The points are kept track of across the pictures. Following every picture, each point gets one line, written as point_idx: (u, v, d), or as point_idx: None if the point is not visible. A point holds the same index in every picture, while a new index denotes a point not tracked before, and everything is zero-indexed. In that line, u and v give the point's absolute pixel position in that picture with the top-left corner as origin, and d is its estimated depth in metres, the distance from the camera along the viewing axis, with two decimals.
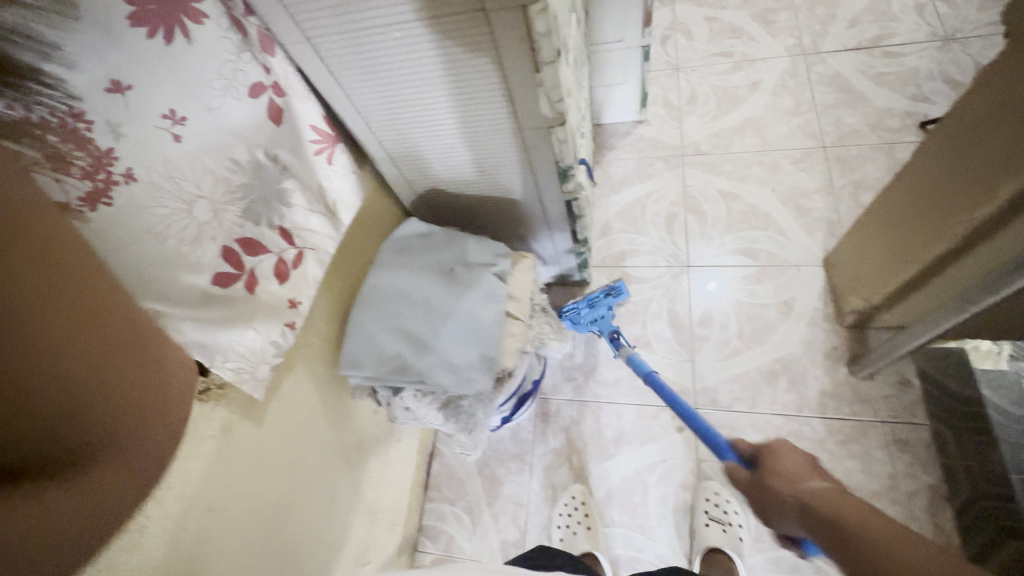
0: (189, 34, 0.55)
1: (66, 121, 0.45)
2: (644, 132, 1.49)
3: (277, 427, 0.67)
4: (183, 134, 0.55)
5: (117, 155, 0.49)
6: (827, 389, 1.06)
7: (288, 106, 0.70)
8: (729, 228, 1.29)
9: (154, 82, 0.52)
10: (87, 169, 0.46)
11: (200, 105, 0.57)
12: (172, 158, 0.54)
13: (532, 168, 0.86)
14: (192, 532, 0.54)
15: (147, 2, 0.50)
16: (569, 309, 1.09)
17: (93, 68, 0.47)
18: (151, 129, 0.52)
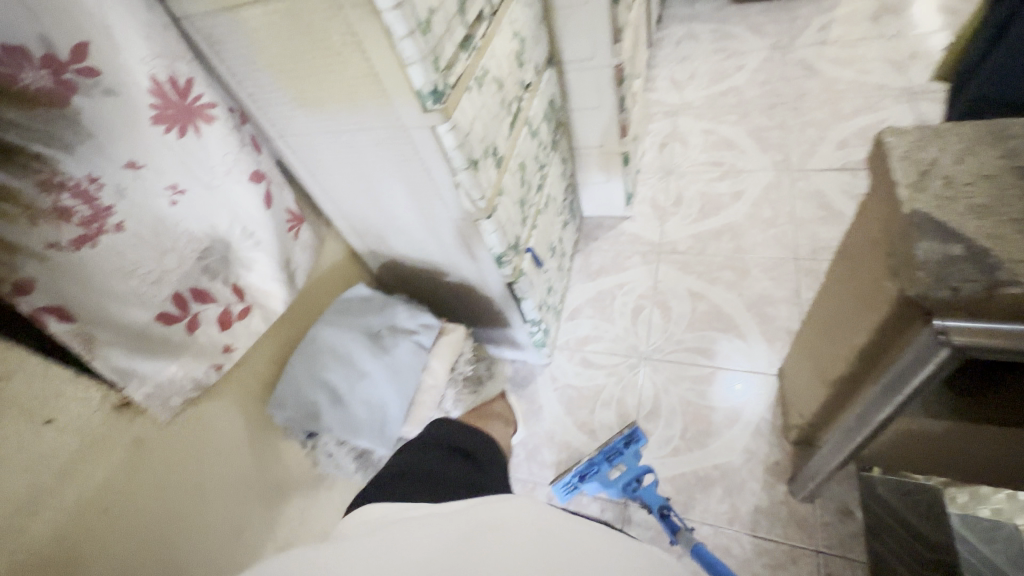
0: (200, 131, 0.72)
1: (81, 184, 0.59)
2: (628, 227, 1.59)
3: (192, 450, 0.78)
4: (179, 201, 0.71)
5: (115, 211, 0.63)
6: (762, 506, 1.03)
7: (274, 190, 0.86)
8: (691, 326, 1.32)
9: (163, 164, 0.68)
10: (85, 220, 0.60)
11: (199, 184, 0.73)
12: (161, 218, 0.68)
13: (466, 252, 0.97)
14: (86, 527, 0.63)
15: (169, 108, 0.67)
16: (588, 467, 1.05)
17: (116, 152, 0.62)
18: (152, 197, 0.67)
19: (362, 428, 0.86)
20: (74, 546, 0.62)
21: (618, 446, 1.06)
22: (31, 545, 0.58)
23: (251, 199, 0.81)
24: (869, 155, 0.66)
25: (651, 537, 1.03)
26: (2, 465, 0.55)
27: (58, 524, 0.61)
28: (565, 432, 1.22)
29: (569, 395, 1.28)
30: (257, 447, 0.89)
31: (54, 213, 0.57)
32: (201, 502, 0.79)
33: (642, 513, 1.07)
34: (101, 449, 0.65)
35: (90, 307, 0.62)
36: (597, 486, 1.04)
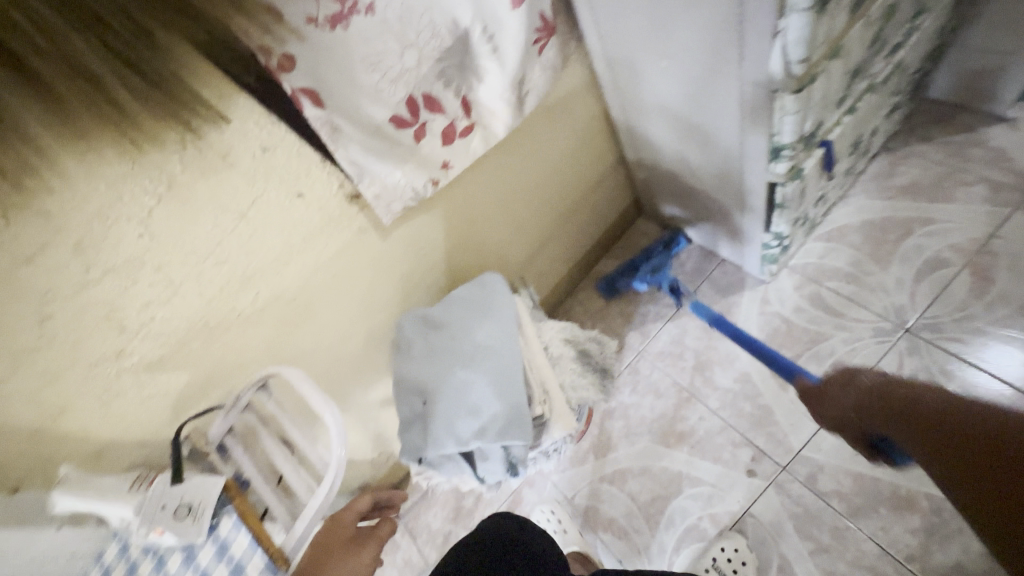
0: None
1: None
2: (993, 137, 1.03)
3: (398, 249, 0.84)
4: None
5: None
6: (967, 568, 0.81)
7: None
8: (1009, 318, 0.91)
9: None
10: None
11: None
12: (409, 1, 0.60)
13: (736, 128, 0.72)
14: (317, 284, 0.77)
15: None
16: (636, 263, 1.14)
17: None
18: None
19: (440, 401, 0.80)
20: (307, 296, 0.76)
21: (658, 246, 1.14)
22: (282, 284, 0.72)
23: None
24: None
25: (797, 514, 0.92)
26: (264, 218, 0.66)
27: (300, 276, 0.74)
28: (751, 365, 1.05)
29: (776, 327, 1.06)
30: (453, 263, 0.94)
31: None
32: (397, 293, 0.89)
33: (799, 487, 0.93)
34: (333, 229, 0.74)
35: (339, 96, 0.61)
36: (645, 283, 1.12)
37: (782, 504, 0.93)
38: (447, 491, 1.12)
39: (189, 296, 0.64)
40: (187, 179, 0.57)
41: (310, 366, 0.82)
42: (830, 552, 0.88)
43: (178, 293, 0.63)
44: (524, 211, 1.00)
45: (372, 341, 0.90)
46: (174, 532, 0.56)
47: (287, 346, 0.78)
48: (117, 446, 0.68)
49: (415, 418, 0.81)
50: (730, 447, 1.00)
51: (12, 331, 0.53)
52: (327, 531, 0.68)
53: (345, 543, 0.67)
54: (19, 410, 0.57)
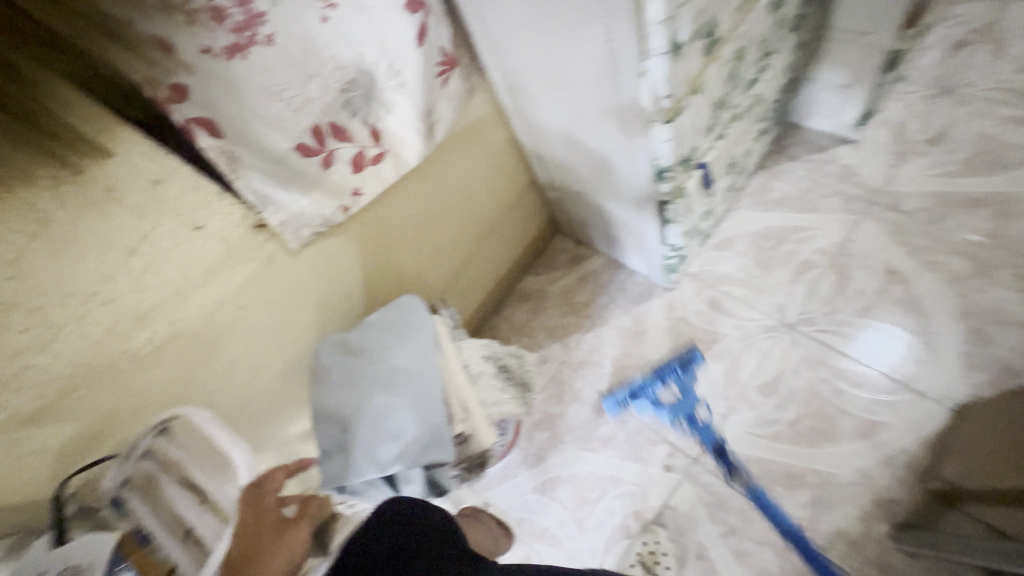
0: None
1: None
2: (843, 157, 1.21)
3: (310, 277, 0.83)
4: (330, 18, 0.62)
5: (267, 19, 0.57)
6: (848, 533, 0.91)
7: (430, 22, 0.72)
8: (866, 310, 1.05)
9: None
10: (237, 25, 0.55)
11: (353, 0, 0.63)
12: (310, 34, 0.61)
13: (625, 152, 0.79)
14: (223, 317, 0.74)
15: None
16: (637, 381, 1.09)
17: None
18: (303, 9, 0.59)
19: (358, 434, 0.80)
20: (211, 331, 0.73)
21: (673, 366, 1.09)
22: (182, 320, 0.69)
23: (403, 32, 0.69)
24: None
25: (709, 502, 1.00)
26: (158, 252, 0.63)
27: (203, 310, 0.71)
28: (662, 367, 1.13)
29: (681, 330, 1.15)
30: (370, 287, 0.95)
31: (208, 13, 0.52)
32: (312, 322, 0.88)
33: (709, 475, 1.01)
34: (238, 260, 0.71)
35: (237, 125, 0.60)
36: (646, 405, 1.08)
37: (695, 494, 1.01)
38: None
39: (71, 341, 0.59)
40: (67, 218, 0.53)
41: (217, 405, 0.79)
42: (738, 534, 0.96)
43: (58, 338, 0.58)
44: (442, 234, 1.02)
45: (287, 371, 0.87)
46: None
47: (190, 385, 0.74)
48: None
49: (336, 447, 0.81)
50: (648, 445, 1.08)
51: None
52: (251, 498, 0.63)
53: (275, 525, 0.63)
54: None
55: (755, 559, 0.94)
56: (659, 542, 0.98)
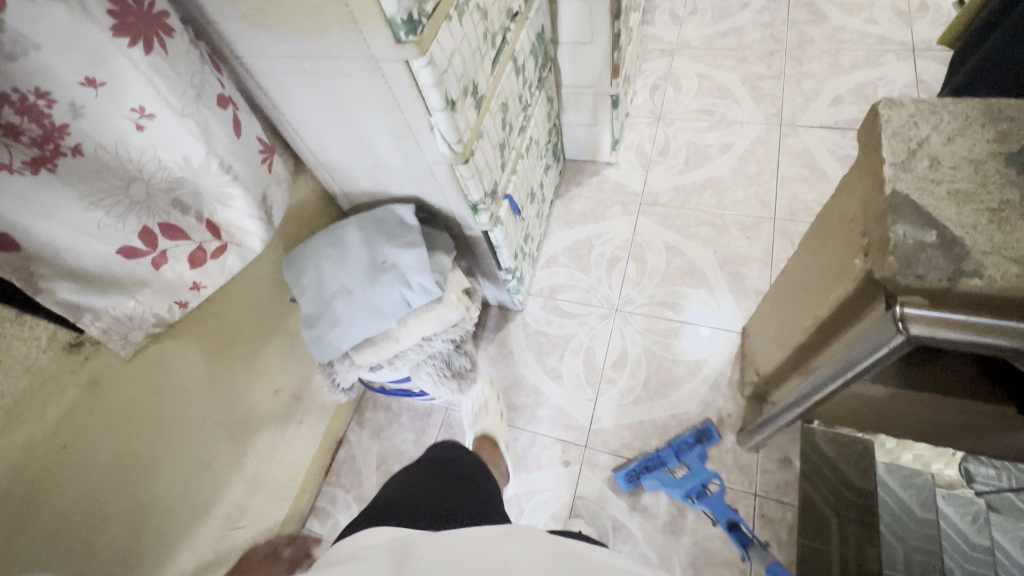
0: (166, 47, 0.64)
1: (27, 98, 0.53)
2: (612, 176, 1.55)
3: (149, 389, 0.76)
4: (146, 126, 0.64)
5: (70, 131, 0.57)
6: (710, 453, 1.10)
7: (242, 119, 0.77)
8: (664, 281, 1.34)
9: (128, 83, 0.60)
10: (36, 139, 0.55)
11: (170, 110, 0.65)
12: (121, 142, 0.62)
13: (444, 198, 0.93)
14: (38, 464, 0.63)
15: (129, 15, 0.59)
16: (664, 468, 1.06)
17: (68, 66, 0.55)
18: (113, 119, 0.60)
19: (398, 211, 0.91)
20: (27, 481, 0.62)
21: (687, 440, 1.09)
22: None
23: (223, 129, 0.73)
24: (864, 122, 0.64)
25: (607, 478, 1.11)
26: None
27: (11, 462, 0.60)
28: (534, 377, 1.26)
29: (540, 340, 1.30)
30: (222, 386, 0.89)
31: None
32: (159, 439, 0.79)
33: (600, 455, 1.13)
34: (52, 390, 0.63)
35: (38, 239, 0.57)
36: (656, 484, 1.05)
37: (594, 475, 1.12)
38: None
39: None
40: None
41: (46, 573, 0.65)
42: (637, 493, 1.08)
43: None
44: (291, 316, 1.02)
45: (137, 507, 0.76)
46: None
47: (5, 563, 0.60)
48: None
49: (392, 266, 0.86)
50: (544, 450, 1.16)
51: None
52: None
53: None
54: None
55: (655, 508, 1.07)
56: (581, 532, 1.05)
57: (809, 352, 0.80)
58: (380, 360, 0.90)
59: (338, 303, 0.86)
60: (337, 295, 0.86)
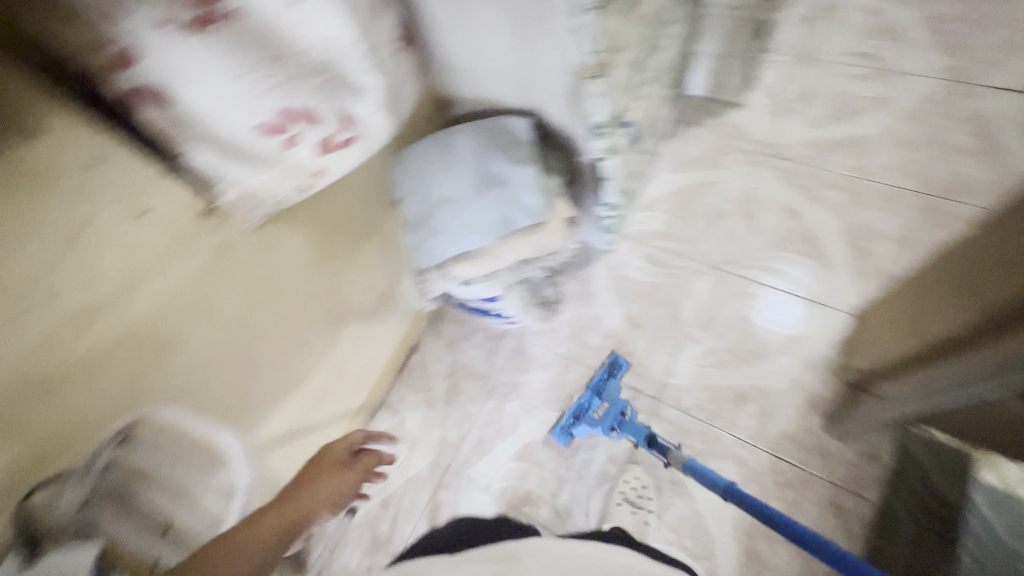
0: None
1: None
2: (737, 119, 1.38)
3: (264, 265, 0.80)
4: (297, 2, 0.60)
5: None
6: (791, 432, 1.04)
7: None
8: (775, 244, 1.22)
9: None
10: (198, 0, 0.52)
11: None
12: (272, 13, 0.59)
13: (562, 111, 0.87)
14: (172, 313, 0.69)
15: None
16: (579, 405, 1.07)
17: None
18: None
19: (514, 125, 0.86)
20: (161, 327, 0.68)
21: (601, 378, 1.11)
22: (128, 320, 0.64)
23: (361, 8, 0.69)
24: None
25: (674, 434, 1.09)
26: (102, 242, 0.58)
27: (152, 306, 0.66)
28: (613, 321, 1.22)
29: (625, 286, 1.25)
30: (322, 274, 0.92)
31: None
32: (264, 313, 0.84)
33: (670, 410, 1.11)
34: (188, 250, 0.68)
35: (187, 101, 0.57)
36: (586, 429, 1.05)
37: (661, 428, 1.10)
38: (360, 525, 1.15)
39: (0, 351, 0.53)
40: None
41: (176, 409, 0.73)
42: (702, 454, 1.06)
43: None
44: (390, 218, 1.03)
45: (244, 369, 0.83)
46: None
47: (145, 392, 0.69)
48: None
49: (501, 181, 0.83)
50: None
51: None
52: (326, 454, 0.79)
53: (337, 460, 0.78)
54: None
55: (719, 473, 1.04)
56: (638, 479, 1.05)
57: (930, 351, 0.69)
58: (473, 275, 0.90)
59: (442, 210, 0.85)
60: (442, 201, 0.85)
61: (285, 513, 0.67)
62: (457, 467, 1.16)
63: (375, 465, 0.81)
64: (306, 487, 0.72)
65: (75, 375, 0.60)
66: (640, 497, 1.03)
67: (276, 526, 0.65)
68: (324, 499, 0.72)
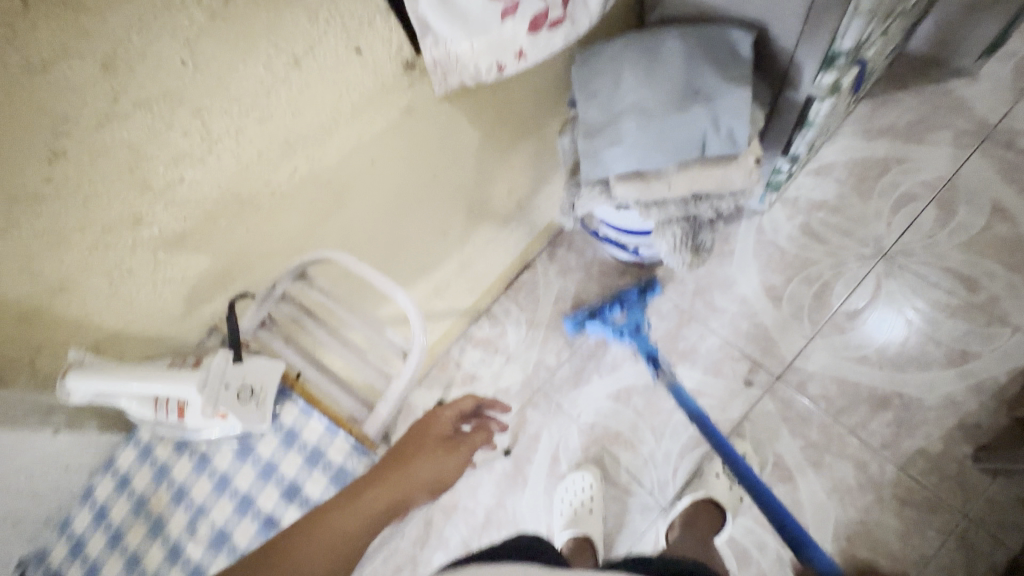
0: None
1: None
2: (959, 90, 1.15)
3: (437, 140, 0.77)
4: None
5: None
6: (929, 451, 0.94)
7: None
8: (967, 245, 1.04)
9: None
10: None
11: None
12: None
13: (798, 12, 0.70)
14: (354, 167, 0.68)
15: None
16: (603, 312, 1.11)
17: None
18: None
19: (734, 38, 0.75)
20: (344, 177, 0.68)
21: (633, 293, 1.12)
22: (320, 162, 0.64)
23: None
24: None
25: (790, 419, 1.01)
26: (318, 71, 0.56)
27: (341, 155, 0.65)
28: (748, 287, 1.12)
29: (771, 253, 1.13)
30: (479, 165, 0.89)
31: None
32: (423, 191, 0.82)
33: (791, 394, 1.03)
34: (383, 104, 0.65)
35: None
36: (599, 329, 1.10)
37: (776, 410, 1.03)
38: None
39: (223, 158, 0.54)
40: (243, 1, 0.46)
41: None
42: (816, 447, 0.98)
43: (215, 150, 0.53)
44: (551, 122, 0.96)
45: (392, 240, 0.84)
46: (239, 417, 0.47)
47: (315, 237, 0.70)
48: (125, 337, 0.59)
49: (705, 99, 0.73)
50: (730, 363, 1.08)
51: (12, 162, 0.42)
52: (419, 427, 0.54)
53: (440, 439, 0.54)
54: (15, 278, 0.47)
55: (832, 470, 0.96)
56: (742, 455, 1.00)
57: None
58: (636, 201, 0.83)
59: (627, 121, 0.76)
60: (629, 109, 0.77)
61: (369, 507, 0.45)
62: (549, 390, 1.16)
63: (483, 445, 0.56)
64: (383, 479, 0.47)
65: (267, 204, 0.61)
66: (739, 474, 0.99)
67: (359, 525, 0.44)
68: (416, 488, 0.48)
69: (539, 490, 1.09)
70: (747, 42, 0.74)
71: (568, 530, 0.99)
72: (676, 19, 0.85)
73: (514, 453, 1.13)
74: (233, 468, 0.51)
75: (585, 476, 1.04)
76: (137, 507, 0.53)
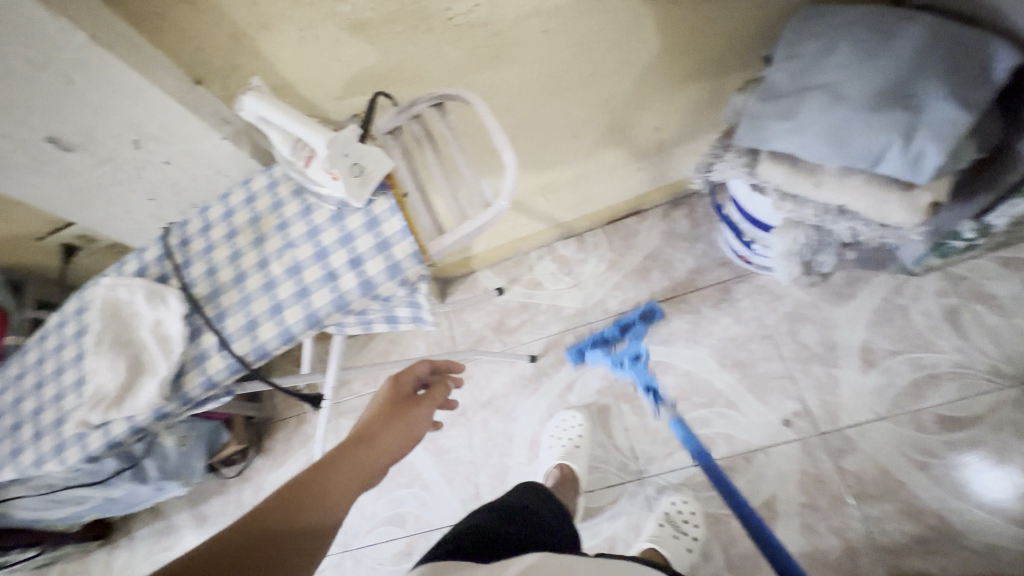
0: None
1: None
2: None
3: (613, 37, 0.75)
4: None
5: None
6: None
7: None
8: None
9: None
10: None
11: None
12: None
13: None
14: (527, 29, 0.70)
15: None
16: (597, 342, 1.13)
17: None
18: None
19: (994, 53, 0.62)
20: (512, 35, 0.70)
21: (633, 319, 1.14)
22: (499, 10, 0.66)
23: None
24: None
25: (806, 474, 0.96)
26: None
27: (521, 12, 0.67)
28: (846, 337, 1.02)
29: (892, 318, 1.01)
30: (640, 84, 0.86)
31: None
32: (575, 86, 0.82)
33: (824, 454, 0.96)
34: None
35: None
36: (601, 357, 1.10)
37: (798, 458, 0.98)
38: (497, 304, 1.28)
39: None
40: None
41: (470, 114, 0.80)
42: (816, 512, 0.94)
43: None
44: (734, 73, 0.88)
45: (527, 119, 0.86)
46: (345, 186, 0.56)
47: (465, 79, 0.75)
48: (290, 91, 0.69)
49: (912, 107, 0.63)
50: (781, 394, 1.02)
51: None
52: (388, 390, 0.58)
53: (409, 399, 0.58)
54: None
55: (818, 538, 0.92)
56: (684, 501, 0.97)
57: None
58: (776, 186, 0.77)
59: (812, 98, 0.69)
60: (822, 86, 0.69)
61: (376, 455, 0.51)
62: (595, 328, 1.19)
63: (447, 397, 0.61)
64: (376, 437, 0.53)
65: (439, 27, 0.66)
66: (684, 521, 0.95)
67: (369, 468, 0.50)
68: (402, 440, 0.53)
69: (542, 402, 1.17)
70: (1008, 64, 0.61)
71: (559, 459, 1.03)
72: (943, 10, 0.71)
73: (538, 362, 1.20)
74: (324, 226, 0.62)
75: (576, 416, 1.09)
76: (251, 220, 0.67)
